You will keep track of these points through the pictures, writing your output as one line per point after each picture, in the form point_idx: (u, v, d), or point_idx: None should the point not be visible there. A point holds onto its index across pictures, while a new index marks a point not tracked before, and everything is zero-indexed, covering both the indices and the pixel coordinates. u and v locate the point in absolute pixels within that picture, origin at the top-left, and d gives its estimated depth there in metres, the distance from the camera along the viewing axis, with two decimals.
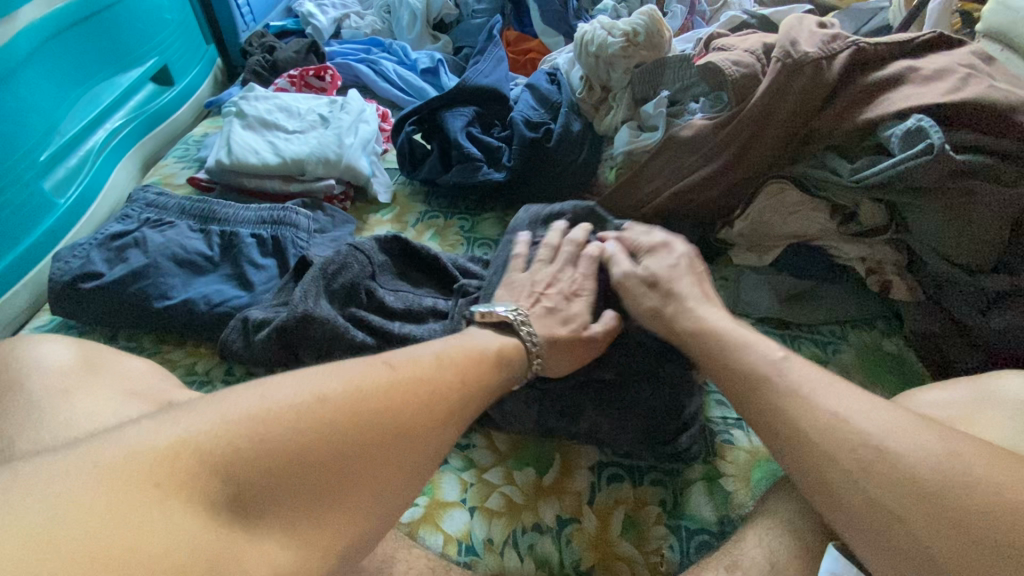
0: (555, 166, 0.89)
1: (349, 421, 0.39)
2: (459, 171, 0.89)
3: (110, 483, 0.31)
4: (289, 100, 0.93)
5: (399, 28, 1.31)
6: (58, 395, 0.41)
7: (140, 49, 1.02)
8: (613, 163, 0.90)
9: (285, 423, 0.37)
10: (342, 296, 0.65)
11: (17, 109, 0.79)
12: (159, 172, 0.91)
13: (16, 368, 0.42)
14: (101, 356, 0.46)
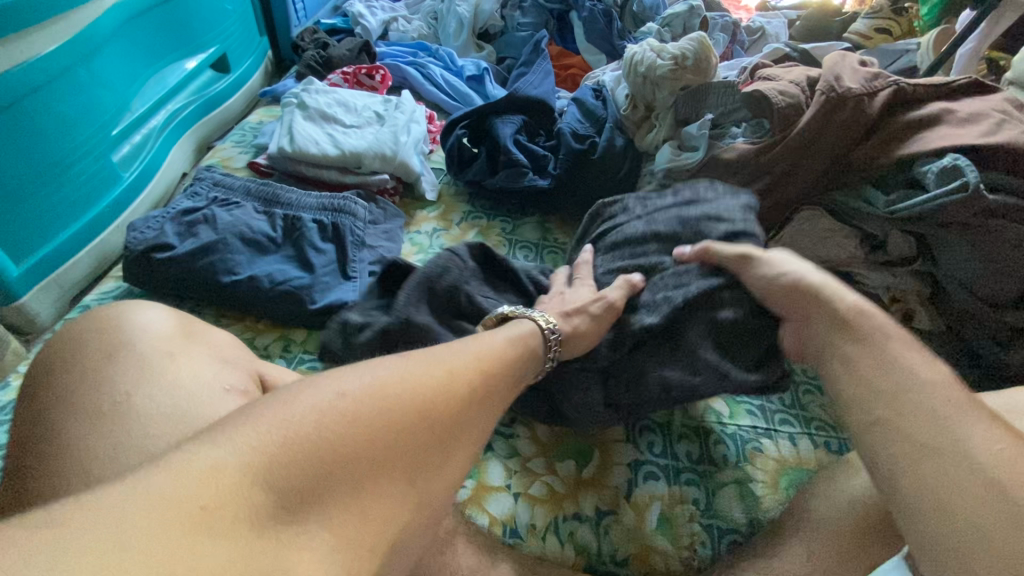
0: (598, 176, 0.92)
1: (424, 400, 0.41)
2: (505, 175, 0.92)
3: (215, 473, 0.31)
4: (347, 95, 0.97)
5: (445, 35, 1.35)
6: (167, 357, 0.46)
7: (206, 36, 1.07)
8: (653, 179, 0.94)
9: (361, 403, 0.37)
10: (443, 298, 0.67)
11: (95, 85, 0.82)
12: (217, 155, 0.95)
13: (129, 331, 0.47)
14: (194, 326, 0.51)
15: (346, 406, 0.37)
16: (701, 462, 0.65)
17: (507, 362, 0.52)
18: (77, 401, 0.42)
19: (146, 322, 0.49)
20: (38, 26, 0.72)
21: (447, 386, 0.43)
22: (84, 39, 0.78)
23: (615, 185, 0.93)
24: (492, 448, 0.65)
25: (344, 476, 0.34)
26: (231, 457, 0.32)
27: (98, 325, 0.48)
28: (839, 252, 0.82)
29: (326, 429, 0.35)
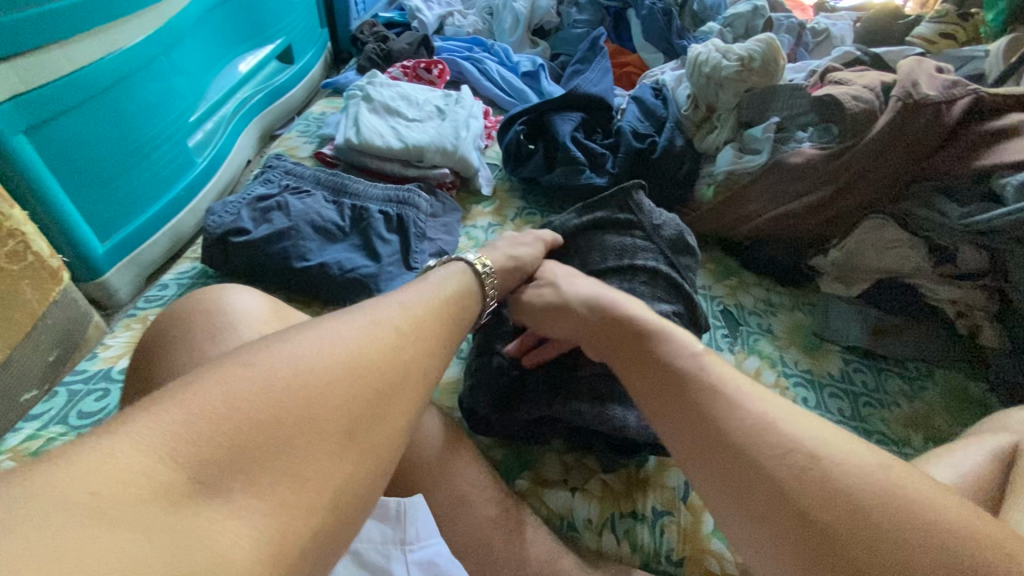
0: (656, 177, 0.92)
1: (354, 362, 0.36)
2: (562, 173, 0.92)
3: (120, 459, 0.27)
4: (409, 90, 0.99)
5: (500, 30, 1.36)
6: (261, 339, 0.48)
7: (275, 28, 1.10)
8: (712, 182, 0.92)
9: (285, 366, 0.34)
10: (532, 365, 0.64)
11: (176, 74, 0.86)
12: (284, 144, 0.98)
13: (223, 312, 0.50)
14: (282, 311, 0.53)
15: (272, 371, 0.33)
16: None
17: (444, 313, 0.48)
18: (182, 376, 0.45)
19: (238, 304, 0.51)
20: (132, 13, 0.76)
21: (375, 341, 0.39)
22: (169, 29, 0.82)
23: (673, 187, 0.93)
24: (551, 443, 0.66)
25: (272, 448, 0.31)
26: (152, 433, 0.29)
27: (197, 305, 0.51)
28: (904, 262, 0.80)
29: (239, 398, 0.31)
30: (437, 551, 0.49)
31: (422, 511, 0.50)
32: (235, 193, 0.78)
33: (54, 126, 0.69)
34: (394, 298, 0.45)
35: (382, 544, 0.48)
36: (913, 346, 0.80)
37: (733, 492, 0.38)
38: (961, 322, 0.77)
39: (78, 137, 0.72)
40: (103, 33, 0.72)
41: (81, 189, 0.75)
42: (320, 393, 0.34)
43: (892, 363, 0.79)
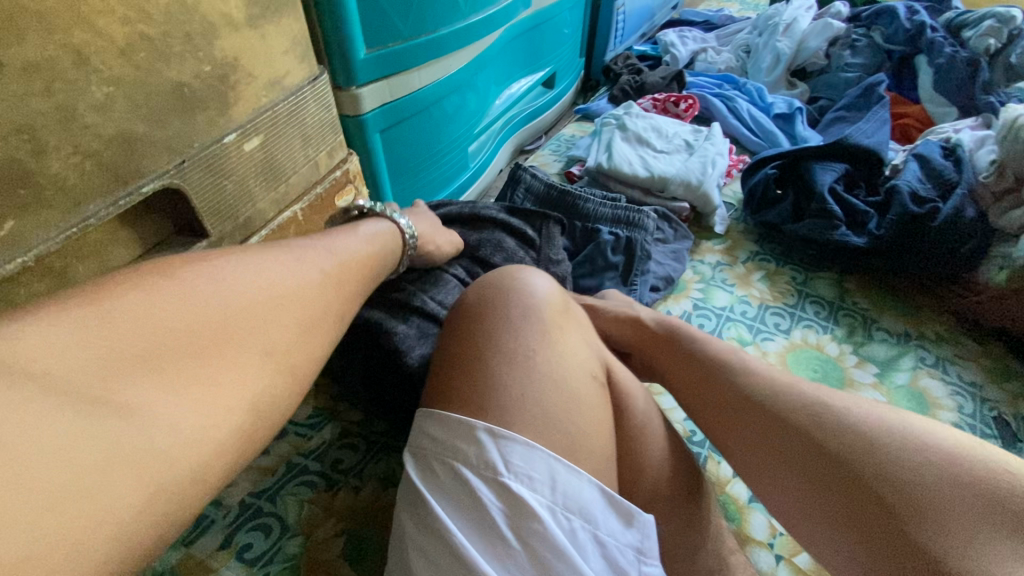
0: (934, 249, 0.81)
1: (313, 303, 0.43)
2: (813, 224, 0.87)
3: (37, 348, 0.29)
4: (662, 123, 1.04)
5: (756, 70, 1.33)
6: (557, 330, 0.50)
7: (545, 58, 1.24)
8: (1007, 265, 0.77)
9: (269, 276, 0.41)
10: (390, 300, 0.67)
11: (479, 92, 1.02)
12: (538, 160, 1.11)
13: (526, 296, 0.52)
14: (567, 300, 0.56)
15: (248, 276, 0.40)
16: None
17: (368, 260, 0.55)
18: (493, 347, 0.48)
19: (535, 283, 0.54)
20: (464, 47, 0.89)
21: (309, 276, 0.44)
22: (485, 56, 0.98)
23: (953, 263, 0.81)
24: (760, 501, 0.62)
25: (201, 354, 0.34)
26: (200, 292, 0.36)
27: (496, 287, 0.54)
28: None
29: (226, 293, 0.37)
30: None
31: (651, 530, 0.43)
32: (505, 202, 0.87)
33: (396, 134, 0.84)
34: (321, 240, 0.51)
35: (623, 545, 0.41)
36: None
37: None
38: None
39: (405, 144, 0.88)
40: (444, 62, 0.85)
41: (398, 184, 0.90)
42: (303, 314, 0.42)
43: None
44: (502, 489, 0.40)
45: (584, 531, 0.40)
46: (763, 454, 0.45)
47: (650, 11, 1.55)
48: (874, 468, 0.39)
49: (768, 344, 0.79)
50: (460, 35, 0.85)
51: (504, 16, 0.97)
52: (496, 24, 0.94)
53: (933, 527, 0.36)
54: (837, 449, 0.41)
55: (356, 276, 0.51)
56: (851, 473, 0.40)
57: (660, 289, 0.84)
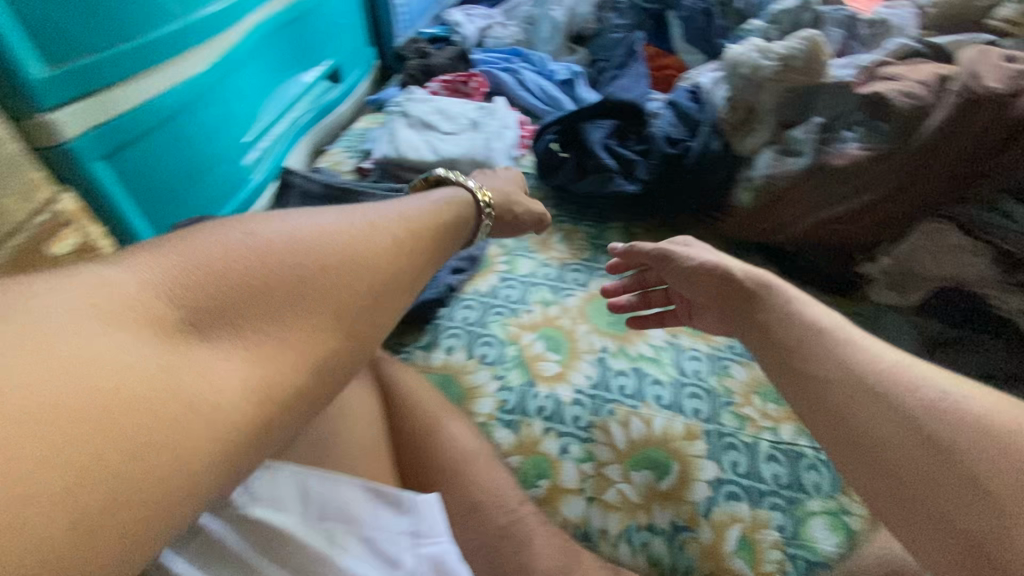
0: (692, 184, 0.91)
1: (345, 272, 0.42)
2: (594, 180, 0.94)
3: None
4: (446, 104, 1.03)
5: (539, 40, 1.39)
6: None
7: (322, 51, 1.19)
8: (751, 187, 0.88)
9: (241, 241, 0.40)
10: None
11: (234, 98, 0.94)
12: (329, 159, 1.04)
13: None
14: None
15: (289, 231, 0.41)
16: (789, 487, 0.63)
17: (437, 217, 0.55)
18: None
19: None
20: (193, 49, 0.83)
21: (368, 235, 0.45)
22: (228, 59, 0.91)
23: (708, 194, 0.91)
24: (569, 451, 0.65)
25: (257, 308, 0.37)
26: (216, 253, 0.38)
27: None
28: (966, 269, 0.75)
29: (307, 241, 0.41)
30: (445, 549, 0.44)
31: (436, 507, 0.46)
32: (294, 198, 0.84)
33: (130, 154, 0.77)
34: (394, 204, 0.52)
35: (394, 534, 0.44)
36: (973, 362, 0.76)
37: (900, 501, 0.37)
38: None
39: (149, 163, 0.81)
40: (169, 70, 0.80)
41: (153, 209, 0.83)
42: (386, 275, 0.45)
43: None
44: (249, 524, 0.41)
45: (347, 536, 0.43)
46: (797, 386, 0.46)
47: None
48: (907, 388, 0.40)
49: (570, 300, 0.83)
50: (168, 41, 0.78)
51: (235, 14, 0.90)
52: (223, 22, 0.88)
53: (977, 442, 0.35)
54: (875, 383, 0.41)
55: (423, 242, 0.50)
56: (883, 395, 0.40)
57: (465, 269, 0.85)
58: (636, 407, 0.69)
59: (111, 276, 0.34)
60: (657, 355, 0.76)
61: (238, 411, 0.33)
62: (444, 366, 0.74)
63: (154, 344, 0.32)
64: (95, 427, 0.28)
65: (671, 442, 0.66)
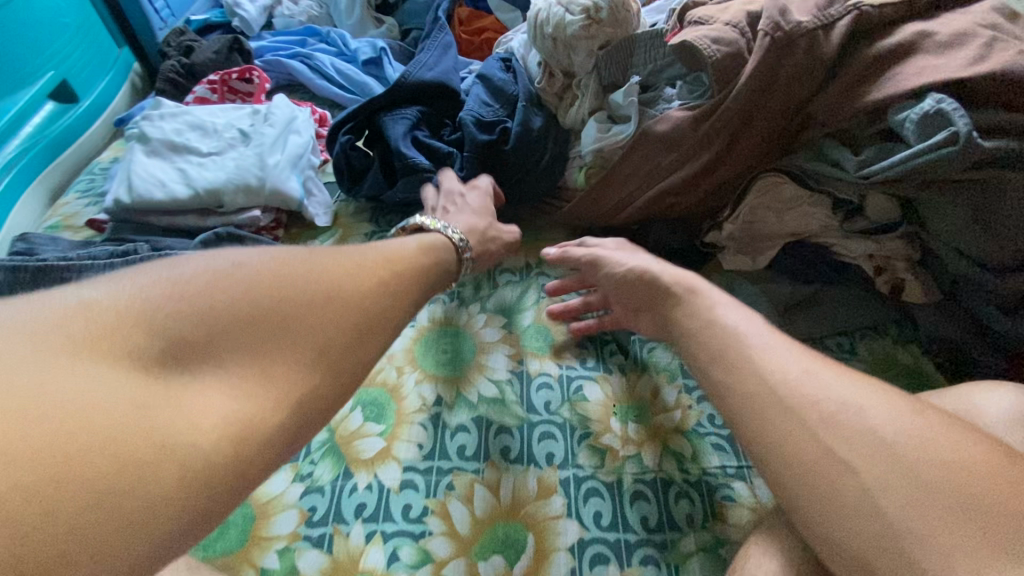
0: (516, 172, 0.78)
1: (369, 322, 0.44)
2: (404, 185, 0.78)
3: None
4: (202, 115, 0.80)
5: (337, 13, 1.16)
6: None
7: (30, 65, 0.90)
8: (583, 164, 0.78)
9: (246, 278, 0.40)
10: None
11: None
12: (59, 212, 0.79)
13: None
14: None
15: (271, 269, 0.41)
16: (658, 530, 0.54)
17: (426, 246, 0.56)
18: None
19: None
20: None
21: (351, 272, 0.45)
22: None
23: (539, 180, 0.79)
24: (399, 556, 0.52)
25: (215, 348, 0.36)
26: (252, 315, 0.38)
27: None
28: (807, 223, 0.71)
29: (274, 274, 0.41)
30: None
31: None
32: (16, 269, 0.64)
33: None
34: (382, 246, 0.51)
35: None
36: (827, 319, 0.72)
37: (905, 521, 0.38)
38: (883, 279, 0.71)
39: None
40: None
41: None
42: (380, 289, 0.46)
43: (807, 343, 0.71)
44: None
45: None
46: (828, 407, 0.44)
47: None
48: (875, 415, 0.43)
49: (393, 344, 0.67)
50: None
51: None
52: None
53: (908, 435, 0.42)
54: (873, 413, 0.42)
55: (412, 280, 0.50)
56: (861, 413, 0.43)
57: None
58: (479, 471, 0.57)
59: (97, 297, 0.34)
60: (501, 393, 0.63)
61: (221, 452, 0.33)
62: None
63: (137, 374, 0.32)
64: (87, 454, 0.28)
65: (524, 506, 0.55)
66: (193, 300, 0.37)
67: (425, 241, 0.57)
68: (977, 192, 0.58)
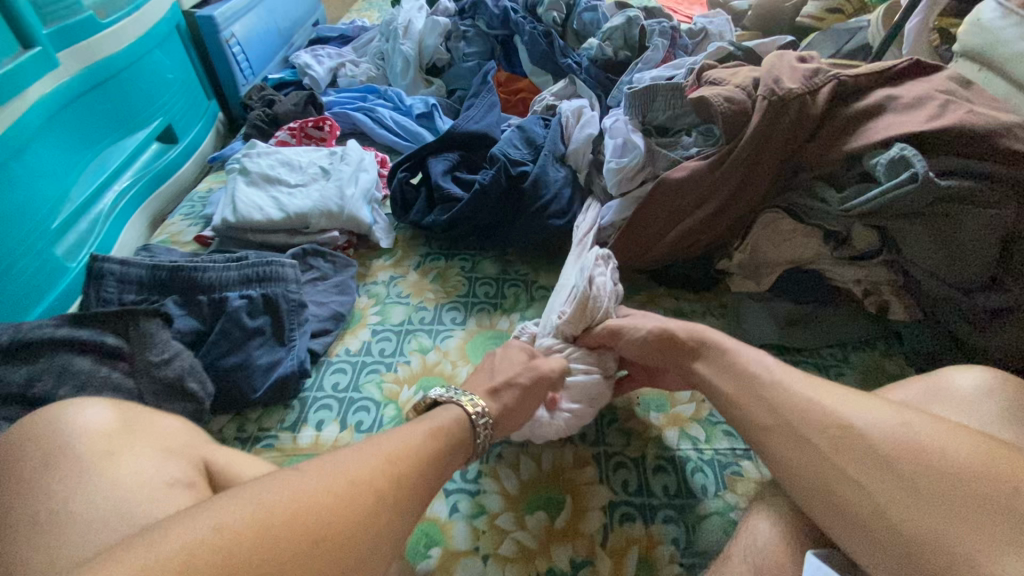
0: (530, 204, 0.90)
1: (378, 481, 0.43)
2: (441, 212, 0.92)
3: None
4: (290, 154, 0.96)
5: (393, 75, 1.36)
6: (104, 461, 0.46)
7: (146, 110, 1.07)
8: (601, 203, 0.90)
9: (289, 498, 0.38)
10: (150, 284, 0.70)
11: (29, 177, 0.81)
12: (167, 231, 0.94)
13: (60, 435, 0.47)
14: (133, 419, 0.51)
15: (293, 490, 0.39)
16: (677, 495, 0.64)
17: (438, 435, 0.52)
18: (7, 525, 0.42)
19: (83, 420, 0.49)
20: None
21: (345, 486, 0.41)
22: (10, 138, 0.77)
23: (530, 220, 0.90)
24: (459, 508, 0.62)
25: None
26: (279, 493, 0.38)
27: (30, 430, 0.48)
28: (803, 251, 0.82)
29: (273, 508, 0.37)
30: None
31: None
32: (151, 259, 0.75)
33: None
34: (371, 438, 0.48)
35: None
36: (823, 333, 0.83)
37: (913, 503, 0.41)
38: (869, 300, 0.81)
39: None
40: None
41: None
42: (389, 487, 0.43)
43: (806, 353, 0.83)
44: None
45: None
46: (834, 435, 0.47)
47: (277, 35, 1.48)
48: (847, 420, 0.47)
49: (448, 343, 0.80)
50: None
51: (10, 88, 0.77)
52: None
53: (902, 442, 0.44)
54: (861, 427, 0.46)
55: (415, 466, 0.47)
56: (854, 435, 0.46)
57: (330, 330, 0.78)
58: (526, 445, 0.68)
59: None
60: None
61: None
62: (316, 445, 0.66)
63: None
64: None
65: (563, 471, 0.66)
66: (199, 543, 0.34)
67: (439, 432, 0.52)
68: (939, 222, 0.70)
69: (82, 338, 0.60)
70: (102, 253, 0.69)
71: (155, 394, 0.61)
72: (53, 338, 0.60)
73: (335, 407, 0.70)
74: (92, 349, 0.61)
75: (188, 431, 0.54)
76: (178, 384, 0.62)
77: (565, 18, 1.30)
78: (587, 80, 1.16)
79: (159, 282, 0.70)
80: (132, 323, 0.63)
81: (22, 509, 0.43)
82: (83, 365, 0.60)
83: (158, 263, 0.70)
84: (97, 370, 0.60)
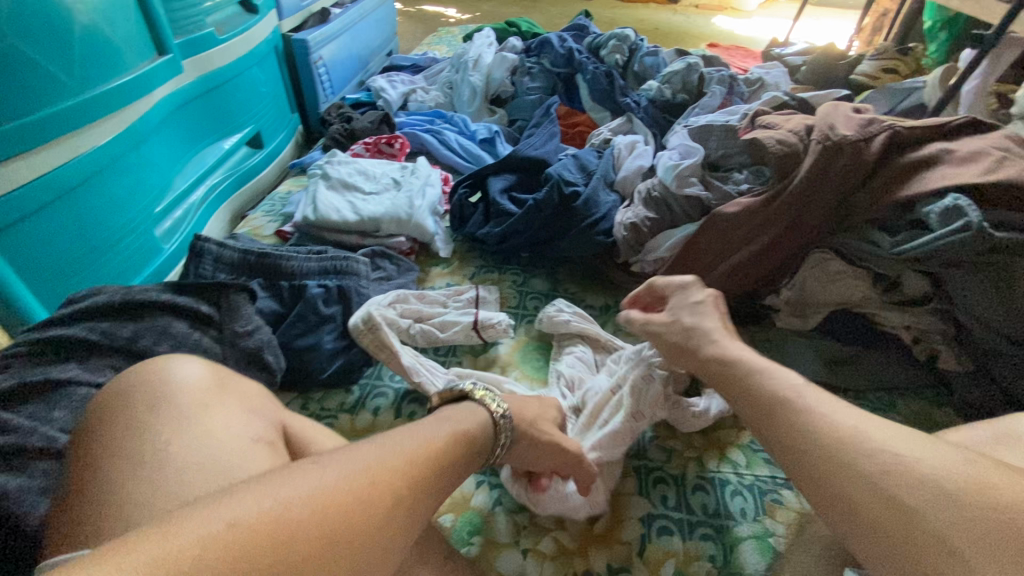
0: (580, 223, 0.94)
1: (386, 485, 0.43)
2: (497, 225, 0.97)
3: None
4: (367, 165, 1.05)
5: (460, 102, 1.46)
6: (200, 410, 0.51)
7: (241, 117, 1.20)
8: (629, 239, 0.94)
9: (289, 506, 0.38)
10: (240, 266, 0.79)
11: (142, 167, 0.93)
12: (249, 224, 1.03)
13: (160, 384, 0.52)
14: (220, 380, 0.56)
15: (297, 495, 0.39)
16: (716, 515, 0.64)
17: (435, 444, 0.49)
18: (117, 454, 0.47)
19: (180, 375, 0.54)
20: (101, 119, 0.83)
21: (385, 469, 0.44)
22: (135, 131, 0.89)
23: (581, 238, 0.94)
24: (502, 503, 0.65)
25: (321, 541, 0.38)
26: (250, 508, 0.37)
27: (137, 380, 0.53)
28: (852, 293, 0.84)
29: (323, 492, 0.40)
30: None
31: None
32: (238, 244, 0.83)
33: (29, 227, 0.75)
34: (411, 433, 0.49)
35: None
36: (869, 376, 0.83)
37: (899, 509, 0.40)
38: (919, 347, 0.81)
39: (39, 239, 0.77)
40: (67, 142, 0.77)
41: (42, 286, 0.79)
42: (311, 529, 0.38)
43: (852, 393, 0.83)
44: None
45: None
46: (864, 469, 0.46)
47: (356, 61, 1.62)
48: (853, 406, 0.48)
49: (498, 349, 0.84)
50: (73, 114, 0.77)
51: (141, 89, 0.89)
52: (129, 98, 0.87)
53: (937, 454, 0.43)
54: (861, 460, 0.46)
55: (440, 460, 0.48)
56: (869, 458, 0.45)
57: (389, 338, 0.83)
58: None
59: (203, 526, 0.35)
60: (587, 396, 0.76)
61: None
62: (372, 428, 0.70)
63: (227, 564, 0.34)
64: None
65: None
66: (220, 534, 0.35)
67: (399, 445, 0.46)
68: (993, 272, 0.71)
69: (181, 303, 0.69)
70: (204, 235, 0.79)
71: (236, 362, 0.68)
72: (156, 301, 0.67)
73: (391, 396, 0.74)
74: (187, 315, 0.69)
75: (265, 395, 0.59)
76: (257, 355, 0.69)
77: (626, 61, 1.39)
78: (645, 119, 1.22)
79: (248, 265, 0.79)
80: (222, 297, 0.70)
81: (125, 438, 0.48)
82: (178, 329, 0.67)
83: (248, 248, 0.80)
84: (189, 334, 0.67)
